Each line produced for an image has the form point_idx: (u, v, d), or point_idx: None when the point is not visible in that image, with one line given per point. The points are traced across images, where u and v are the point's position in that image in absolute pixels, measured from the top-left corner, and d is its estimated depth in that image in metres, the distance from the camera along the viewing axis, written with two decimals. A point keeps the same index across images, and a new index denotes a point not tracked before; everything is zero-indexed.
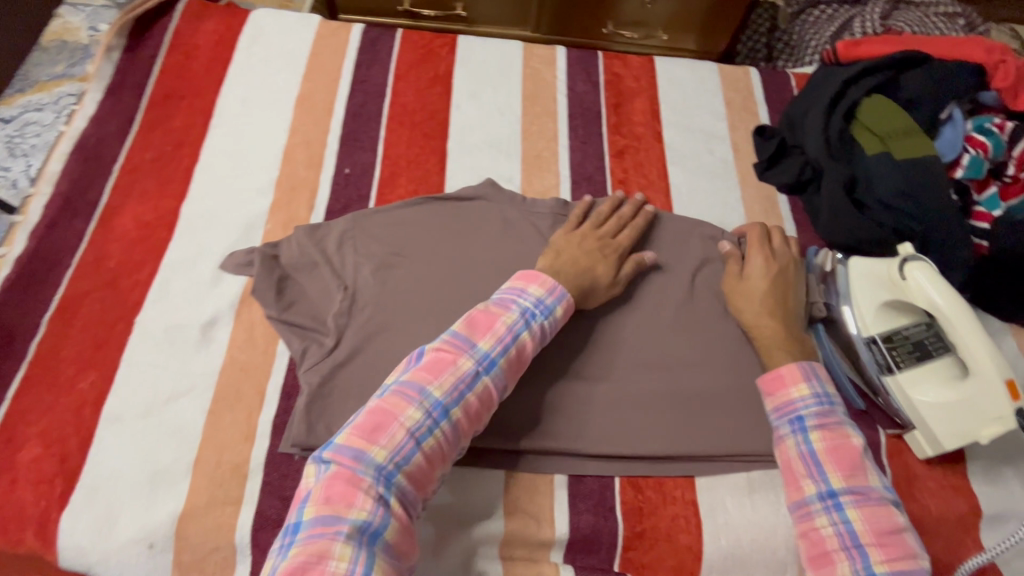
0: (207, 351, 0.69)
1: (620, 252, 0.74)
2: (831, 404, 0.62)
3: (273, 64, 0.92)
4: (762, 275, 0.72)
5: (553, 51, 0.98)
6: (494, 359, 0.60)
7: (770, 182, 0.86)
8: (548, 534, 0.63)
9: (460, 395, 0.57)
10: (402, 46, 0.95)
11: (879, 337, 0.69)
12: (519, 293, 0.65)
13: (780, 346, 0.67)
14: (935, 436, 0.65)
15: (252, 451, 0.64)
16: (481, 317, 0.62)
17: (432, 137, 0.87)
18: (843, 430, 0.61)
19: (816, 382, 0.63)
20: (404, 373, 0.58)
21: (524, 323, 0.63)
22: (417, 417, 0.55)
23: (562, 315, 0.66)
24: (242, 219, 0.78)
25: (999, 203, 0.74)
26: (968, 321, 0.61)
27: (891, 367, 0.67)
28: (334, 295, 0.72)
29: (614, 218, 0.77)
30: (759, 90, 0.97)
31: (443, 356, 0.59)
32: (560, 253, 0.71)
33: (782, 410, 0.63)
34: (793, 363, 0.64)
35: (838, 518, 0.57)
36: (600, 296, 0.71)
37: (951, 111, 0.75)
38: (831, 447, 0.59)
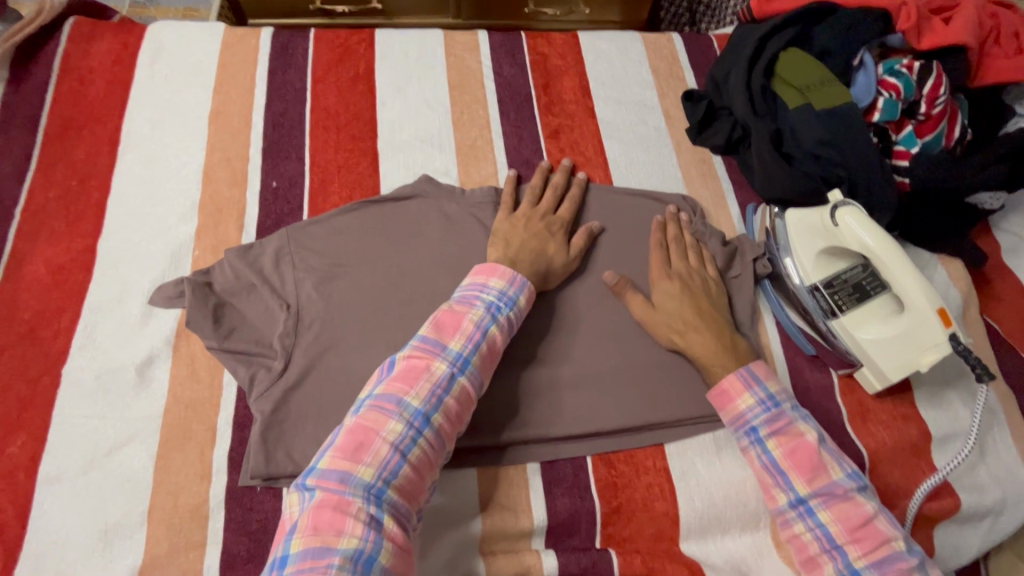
0: (147, 393, 0.65)
1: (565, 227, 0.75)
2: (778, 406, 0.62)
3: (179, 80, 0.86)
4: (672, 292, 0.70)
5: (475, 36, 0.96)
6: (467, 358, 0.59)
7: (704, 145, 0.87)
8: (527, 524, 0.62)
9: (440, 399, 0.56)
10: (317, 47, 0.91)
11: (821, 283, 0.71)
12: (481, 288, 0.65)
13: (717, 357, 0.66)
14: (881, 371, 0.68)
15: (209, 489, 0.61)
16: (448, 317, 0.61)
17: (360, 139, 0.84)
18: (796, 430, 0.61)
19: (759, 388, 0.63)
20: (376, 387, 0.57)
21: (491, 317, 0.63)
22: (399, 429, 0.54)
23: (525, 304, 0.66)
24: (167, 249, 0.74)
25: (916, 140, 0.76)
26: (896, 257, 0.65)
27: (834, 310, 0.70)
28: (277, 316, 0.69)
29: (551, 190, 0.78)
30: (684, 55, 0.98)
31: (415, 363, 0.57)
32: (508, 240, 0.71)
33: (736, 424, 0.63)
34: (733, 372, 0.64)
35: (813, 524, 0.59)
36: (559, 275, 0.72)
37: (862, 57, 0.77)
38: (788, 454, 0.60)
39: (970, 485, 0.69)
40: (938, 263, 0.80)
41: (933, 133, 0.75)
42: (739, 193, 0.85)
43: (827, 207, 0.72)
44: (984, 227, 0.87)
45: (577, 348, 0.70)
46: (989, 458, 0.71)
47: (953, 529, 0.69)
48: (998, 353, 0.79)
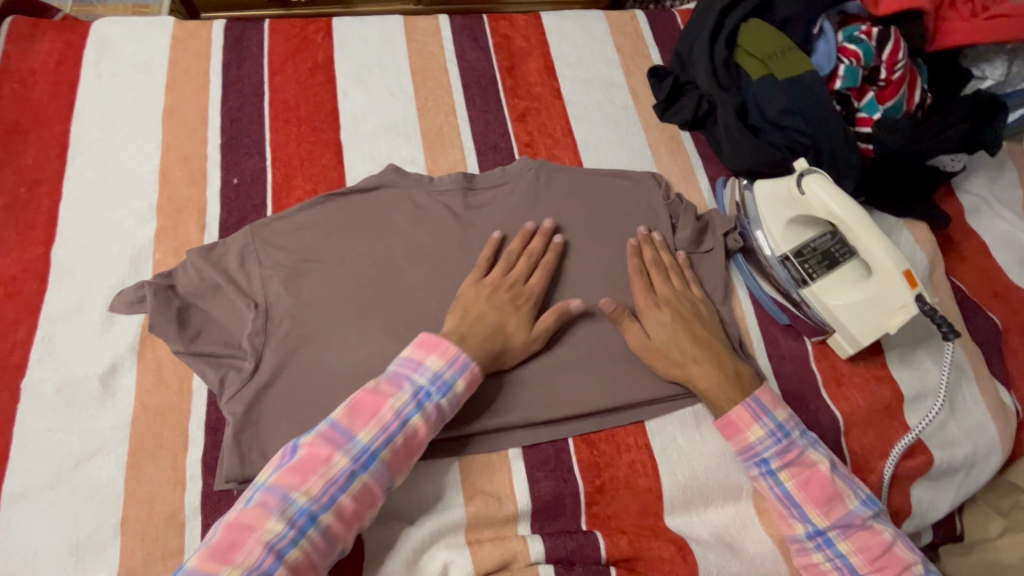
0: (113, 403, 0.63)
1: (533, 300, 0.69)
2: (788, 436, 0.62)
3: (129, 78, 0.83)
4: (667, 320, 0.68)
5: (436, 21, 0.94)
6: (374, 452, 0.55)
7: (671, 121, 0.87)
8: (511, 509, 0.62)
9: (332, 498, 0.53)
10: (273, 38, 0.88)
11: (790, 253, 0.72)
12: (416, 366, 0.60)
13: (722, 389, 0.64)
14: (852, 335, 0.69)
15: (184, 496, 0.59)
16: (367, 400, 0.57)
17: (322, 130, 0.82)
18: (808, 461, 0.62)
19: (768, 419, 0.63)
20: (271, 474, 0.54)
21: (416, 405, 0.58)
22: (278, 529, 0.51)
23: (464, 388, 0.61)
24: (126, 253, 0.71)
25: (878, 107, 0.77)
26: (862, 222, 0.66)
27: (805, 278, 0.70)
28: (245, 316, 0.68)
29: (526, 256, 0.71)
30: (648, 32, 0.97)
31: (317, 452, 0.54)
32: (466, 309, 0.66)
33: (746, 455, 0.63)
34: (738, 403, 0.63)
35: (832, 554, 0.61)
36: (516, 352, 0.66)
37: (822, 25, 0.77)
38: (801, 486, 0.61)
39: (942, 441, 0.71)
40: (904, 227, 0.81)
41: (894, 99, 0.76)
42: (708, 168, 0.85)
43: (793, 176, 0.72)
44: (948, 190, 0.88)
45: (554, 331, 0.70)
46: (959, 414, 0.72)
47: (928, 485, 0.70)
48: (965, 311, 0.81)
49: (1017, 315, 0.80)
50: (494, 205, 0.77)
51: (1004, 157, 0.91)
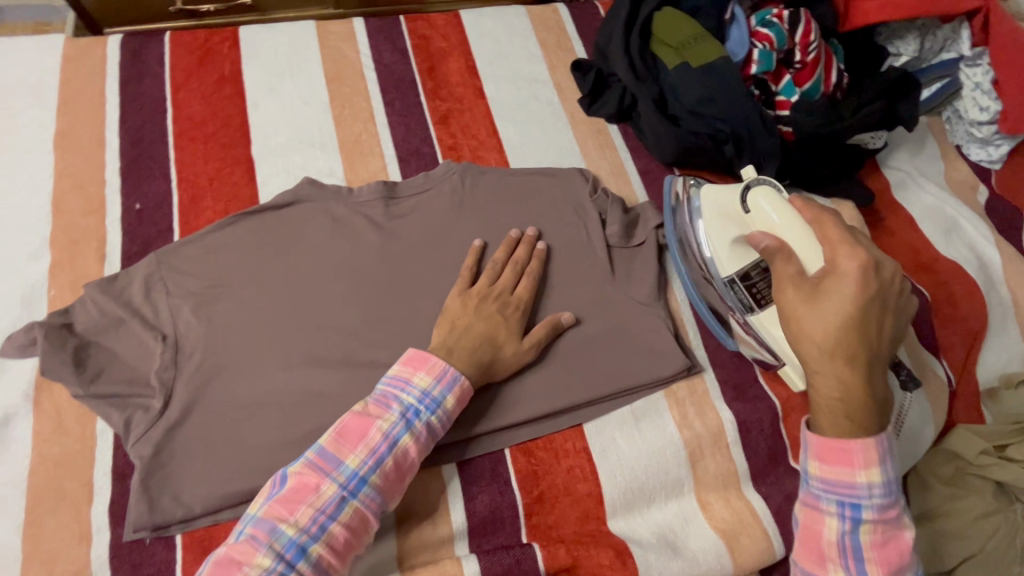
0: (7, 457, 0.58)
1: (522, 308, 0.67)
2: (893, 493, 0.54)
3: (15, 102, 0.77)
4: (845, 296, 0.53)
5: (350, 25, 0.90)
6: (363, 478, 0.53)
7: (598, 115, 0.85)
8: (446, 530, 0.60)
9: (321, 527, 0.51)
10: (174, 51, 0.83)
11: (737, 276, 0.67)
12: (404, 384, 0.58)
13: (845, 406, 0.53)
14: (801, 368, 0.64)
15: (91, 551, 0.55)
16: (355, 423, 0.55)
17: (232, 146, 0.77)
18: (898, 524, 0.54)
19: (887, 467, 0.53)
20: (261, 505, 0.51)
21: (405, 424, 0.56)
22: (265, 565, 0.48)
23: (454, 404, 0.59)
24: (17, 292, 0.66)
25: (795, 89, 0.77)
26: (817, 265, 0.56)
27: (753, 304, 0.67)
28: (152, 350, 0.63)
29: (511, 265, 0.69)
30: (571, 25, 0.95)
31: (304, 482, 0.52)
32: (454, 321, 0.64)
33: (840, 491, 0.53)
34: (869, 438, 0.53)
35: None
36: (507, 365, 0.64)
37: (733, 11, 0.77)
38: (878, 545, 0.53)
39: None
40: (832, 207, 0.81)
41: (811, 80, 0.76)
42: (637, 159, 0.84)
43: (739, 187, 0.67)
44: (874, 167, 0.90)
45: None
46: None
47: None
48: None
49: (944, 285, 0.81)
50: (417, 213, 0.74)
51: (924, 131, 0.92)
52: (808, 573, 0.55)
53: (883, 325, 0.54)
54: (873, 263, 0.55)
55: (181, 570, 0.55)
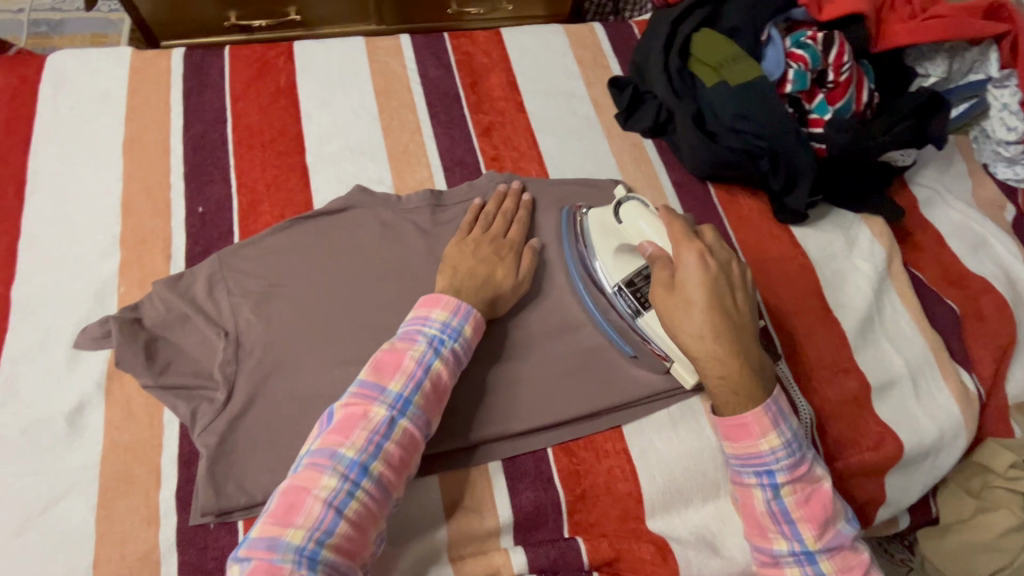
0: (82, 442, 0.62)
1: (516, 248, 0.72)
2: (800, 449, 0.60)
3: (87, 110, 0.82)
4: (695, 282, 0.61)
5: (397, 41, 0.95)
6: (408, 399, 0.56)
7: (634, 130, 0.89)
8: (493, 523, 0.62)
9: (377, 447, 0.53)
10: (234, 64, 0.88)
11: (623, 283, 0.70)
12: (423, 321, 0.61)
13: (731, 382, 0.60)
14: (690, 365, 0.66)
15: (159, 533, 0.58)
16: (388, 356, 0.58)
17: (288, 154, 0.82)
18: (812, 477, 0.60)
19: (784, 429, 0.59)
20: (315, 439, 0.53)
21: (434, 351, 0.59)
22: (333, 484, 0.51)
23: (472, 332, 0.63)
24: (90, 288, 0.70)
25: (829, 108, 0.80)
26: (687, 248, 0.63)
27: (639, 308, 0.69)
28: (215, 345, 0.67)
29: (501, 215, 0.74)
30: (606, 44, 0.99)
31: (353, 412, 0.54)
32: (455, 266, 0.68)
33: (751, 463, 0.60)
34: (757, 407, 0.59)
35: (811, 571, 0.59)
36: (508, 300, 0.69)
37: (770, 33, 0.81)
38: (802, 503, 0.59)
39: (910, 426, 0.73)
40: (862, 222, 0.85)
41: (844, 99, 0.80)
42: (671, 173, 0.87)
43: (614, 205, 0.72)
44: (902, 183, 0.92)
45: (523, 340, 0.70)
46: (924, 399, 0.75)
47: (898, 472, 0.73)
48: (924, 300, 0.83)
49: (974, 300, 0.82)
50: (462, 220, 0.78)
51: (951, 149, 0.94)
52: (757, 547, 0.61)
53: (740, 301, 0.62)
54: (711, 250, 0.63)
55: None
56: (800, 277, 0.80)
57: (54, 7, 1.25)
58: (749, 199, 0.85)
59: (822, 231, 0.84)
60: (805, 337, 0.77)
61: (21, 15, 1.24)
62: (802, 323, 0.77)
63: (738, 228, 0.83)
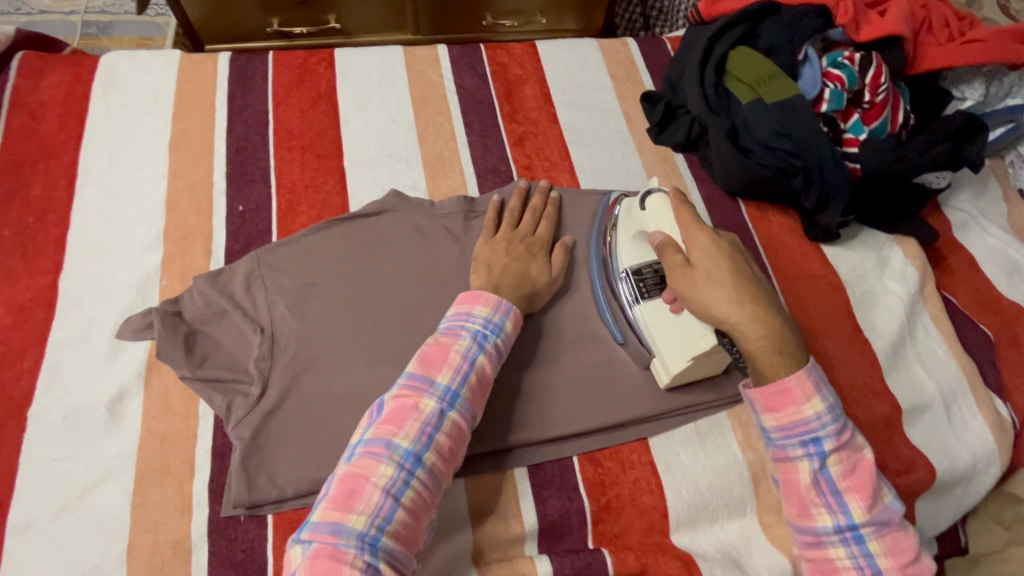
0: (120, 429, 0.63)
1: (546, 246, 0.74)
2: (842, 417, 0.59)
3: (136, 109, 0.85)
4: (712, 254, 0.62)
5: (434, 51, 0.97)
6: (456, 392, 0.58)
7: (665, 144, 0.89)
8: (518, 529, 0.63)
9: (429, 438, 0.55)
10: (277, 69, 0.91)
11: (630, 270, 0.71)
12: (466, 316, 0.63)
13: (772, 343, 0.59)
14: (667, 363, 0.67)
15: (191, 523, 0.59)
16: (434, 351, 0.60)
17: (326, 157, 0.84)
18: (856, 447, 0.60)
19: (828, 394, 0.59)
20: (368, 429, 0.55)
21: (478, 346, 0.61)
22: (390, 472, 0.53)
23: (513, 329, 0.65)
24: (133, 280, 0.72)
25: (863, 128, 0.80)
26: (698, 230, 0.64)
27: (639, 297, 0.70)
28: (251, 340, 0.68)
29: (530, 212, 0.76)
30: (639, 59, 1.01)
31: (404, 403, 0.56)
32: (490, 265, 0.69)
33: (795, 432, 0.59)
34: (801, 371, 0.59)
35: (859, 551, 0.58)
36: (545, 294, 0.71)
37: (806, 52, 0.81)
38: (847, 474, 0.58)
39: (942, 452, 0.72)
40: (894, 244, 0.85)
41: (879, 120, 0.79)
42: (702, 188, 0.87)
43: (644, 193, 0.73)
44: (934, 206, 0.91)
45: (551, 348, 0.71)
46: (956, 425, 0.74)
47: (930, 499, 0.72)
48: (957, 325, 0.82)
49: (1009, 326, 0.81)
50: None
51: (987, 174, 0.93)
52: (800, 527, 0.60)
53: (757, 272, 0.63)
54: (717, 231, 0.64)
55: (272, 549, 0.59)
56: (831, 296, 0.80)
57: (104, 10, 1.30)
58: (780, 216, 0.86)
59: (853, 250, 0.84)
60: (835, 357, 0.76)
61: (73, 17, 1.29)
62: (831, 342, 0.77)
63: (769, 245, 0.83)
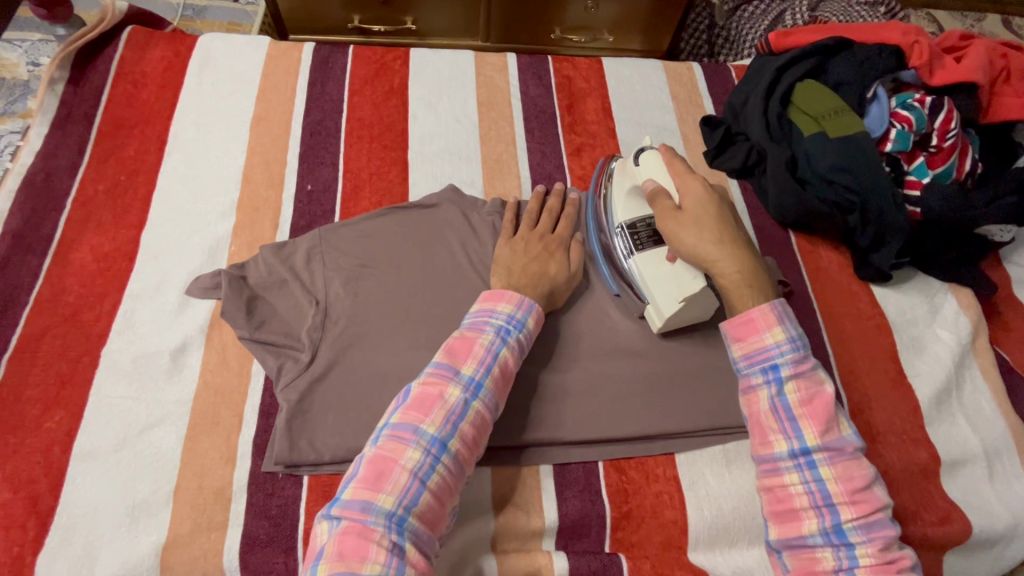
0: (180, 378, 0.68)
1: (564, 245, 0.76)
2: (805, 348, 0.60)
3: (225, 87, 0.92)
4: (699, 199, 0.66)
5: (504, 58, 1.01)
6: (479, 382, 0.60)
7: (721, 168, 0.90)
8: (538, 524, 0.64)
9: (454, 426, 0.57)
10: (355, 62, 0.96)
11: (624, 223, 0.72)
12: (490, 312, 0.65)
13: (742, 277, 0.62)
14: (660, 308, 0.69)
15: (234, 473, 0.63)
16: (459, 343, 0.62)
17: (392, 148, 0.88)
18: (816, 379, 0.59)
19: (791, 326, 0.60)
20: (395, 414, 0.58)
21: (501, 340, 0.63)
22: (416, 457, 0.55)
23: (534, 326, 0.67)
24: (205, 242, 0.78)
25: (928, 171, 0.79)
26: (691, 180, 0.68)
27: (632, 248, 0.71)
28: (306, 311, 0.72)
29: (547, 213, 0.79)
30: (703, 83, 1.02)
31: (429, 391, 0.58)
32: (510, 267, 0.71)
33: (755, 359, 0.60)
34: (768, 305, 0.60)
35: (811, 476, 0.57)
36: (563, 292, 0.73)
37: (876, 90, 0.81)
38: (804, 401, 0.58)
39: (980, 509, 0.70)
40: (948, 292, 0.83)
41: (944, 165, 0.78)
42: (753, 215, 0.88)
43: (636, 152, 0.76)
44: (994, 260, 0.89)
45: (587, 353, 0.73)
46: (998, 484, 0.72)
47: (962, 555, 0.69)
48: (1008, 382, 0.80)
49: None
50: None
51: None
52: (759, 456, 0.59)
53: (738, 221, 0.66)
54: (708, 183, 0.68)
55: (304, 508, 0.62)
56: (876, 338, 0.79)
57: None
58: (830, 251, 0.85)
59: (905, 294, 0.83)
60: (874, 398, 0.75)
61: None
62: (872, 383, 0.76)
63: (816, 279, 0.83)
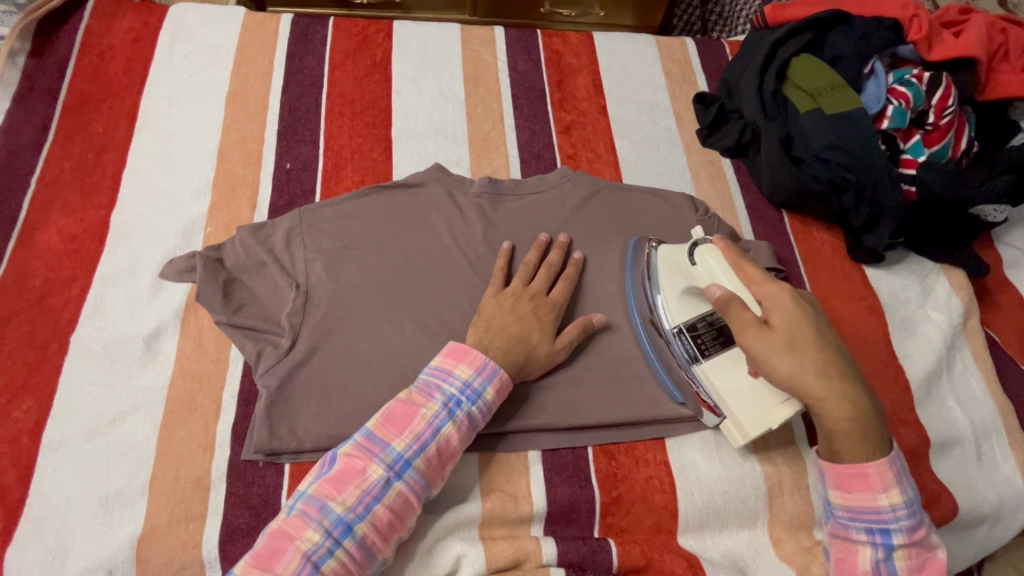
0: (154, 364, 0.65)
1: (555, 311, 0.68)
2: (919, 512, 0.57)
3: (199, 61, 0.87)
4: (790, 317, 0.58)
5: (491, 32, 0.97)
6: (408, 461, 0.56)
7: (714, 147, 0.89)
8: (526, 510, 0.63)
9: (367, 508, 0.54)
10: (335, 34, 0.92)
11: (684, 326, 0.66)
12: (446, 375, 0.61)
13: (857, 421, 0.56)
14: (742, 426, 0.63)
15: (212, 462, 0.61)
16: (400, 410, 0.58)
17: (375, 126, 0.85)
18: (927, 544, 0.57)
19: (906, 487, 0.57)
20: (311, 483, 0.55)
21: (447, 414, 0.59)
22: (315, 539, 0.52)
23: (495, 397, 0.61)
24: (180, 223, 0.74)
25: (924, 149, 0.77)
26: (772, 288, 0.60)
27: (698, 354, 0.65)
28: (286, 294, 0.69)
29: (545, 269, 0.71)
30: (696, 59, 0.99)
31: (352, 464, 0.55)
32: (490, 323, 0.65)
33: (866, 518, 0.57)
34: (884, 459, 0.56)
35: None
36: (543, 363, 0.65)
37: (873, 66, 0.79)
38: (913, 569, 0.56)
39: (967, 491, 0.70)
40: (941, 273, 0.82)
41: (941, 143, 0.77)
42: (746, 197, 0.86)
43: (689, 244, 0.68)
44: (986, 240, 0.88)
45: None
46: (985, 466, 0.72)
47: (949, 536, 0.69)
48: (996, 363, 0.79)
49: None
50: (520, 210, 0.78)
51: None
52: None
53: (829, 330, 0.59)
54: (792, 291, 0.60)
55: (286, 495, 0.61)
56: (868, 320, 0.78)
57: None
58: (824, 233, 0.84)
59: (896, 275, 0.82)
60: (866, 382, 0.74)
61: None
62: (865, 367, 0.75)
63: (809, 260, 0.82)
